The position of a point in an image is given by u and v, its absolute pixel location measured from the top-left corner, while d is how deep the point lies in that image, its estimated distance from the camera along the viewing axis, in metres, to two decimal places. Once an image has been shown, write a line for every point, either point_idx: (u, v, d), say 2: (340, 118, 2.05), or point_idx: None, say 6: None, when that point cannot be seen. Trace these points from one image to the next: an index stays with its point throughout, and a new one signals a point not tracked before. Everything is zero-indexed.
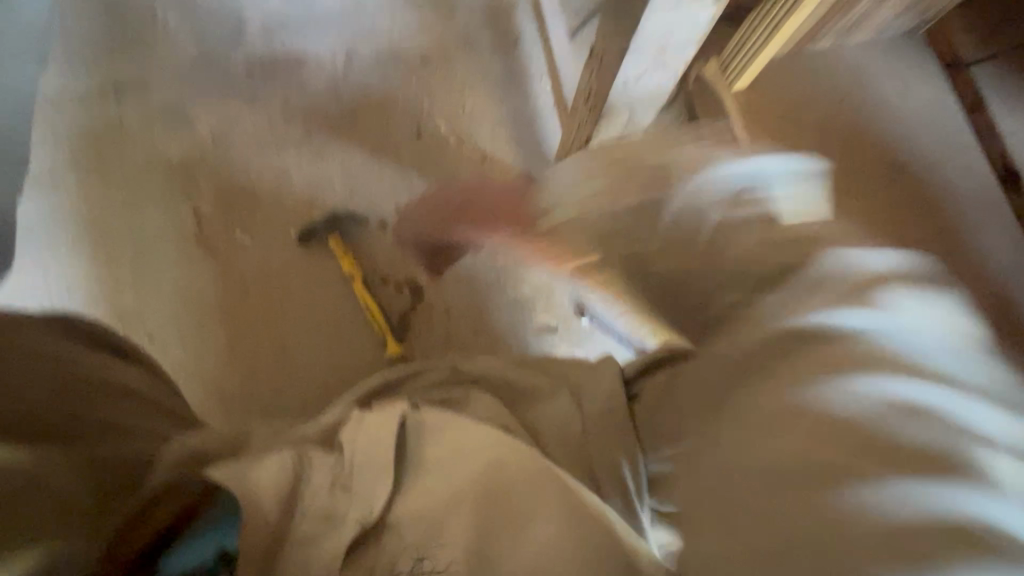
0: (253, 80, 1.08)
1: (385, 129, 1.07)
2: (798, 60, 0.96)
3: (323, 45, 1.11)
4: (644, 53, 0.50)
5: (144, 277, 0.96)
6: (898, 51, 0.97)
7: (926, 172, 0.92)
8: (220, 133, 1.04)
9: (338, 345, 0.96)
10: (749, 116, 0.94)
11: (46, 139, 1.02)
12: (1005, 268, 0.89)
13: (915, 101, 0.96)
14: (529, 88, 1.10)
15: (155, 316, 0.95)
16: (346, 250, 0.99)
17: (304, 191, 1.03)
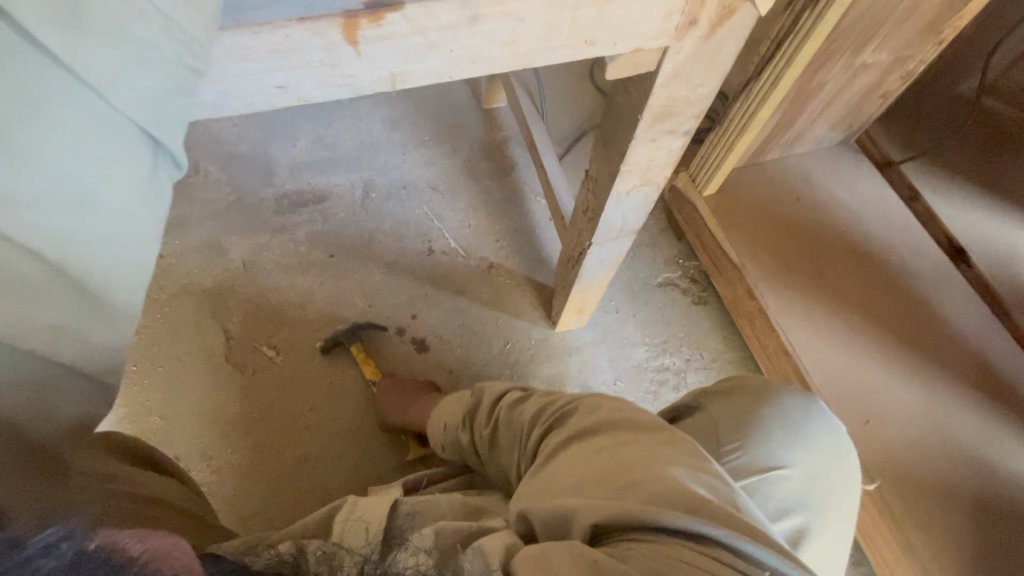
0: (282, 214, 1.22)
1: (400, 247, 1.19)
2: (755, 168, 1.13)
3: (344, 181, 1.27)
4: (631, 174, 0.61)
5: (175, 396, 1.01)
6: (837, 156, 1.15)
7: (884, 252, 1.05)
8: (251, 260, 1.15)
9: (362, 449, 0.98)
10: (721, 217, 1.08)
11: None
12: (977, 333, 0.97)
13: (860, 195, 1.11)
14: (526, 205, 1.25)
15: (183, 433, 0.98)
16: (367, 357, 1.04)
17: (327, 306, 1.11)
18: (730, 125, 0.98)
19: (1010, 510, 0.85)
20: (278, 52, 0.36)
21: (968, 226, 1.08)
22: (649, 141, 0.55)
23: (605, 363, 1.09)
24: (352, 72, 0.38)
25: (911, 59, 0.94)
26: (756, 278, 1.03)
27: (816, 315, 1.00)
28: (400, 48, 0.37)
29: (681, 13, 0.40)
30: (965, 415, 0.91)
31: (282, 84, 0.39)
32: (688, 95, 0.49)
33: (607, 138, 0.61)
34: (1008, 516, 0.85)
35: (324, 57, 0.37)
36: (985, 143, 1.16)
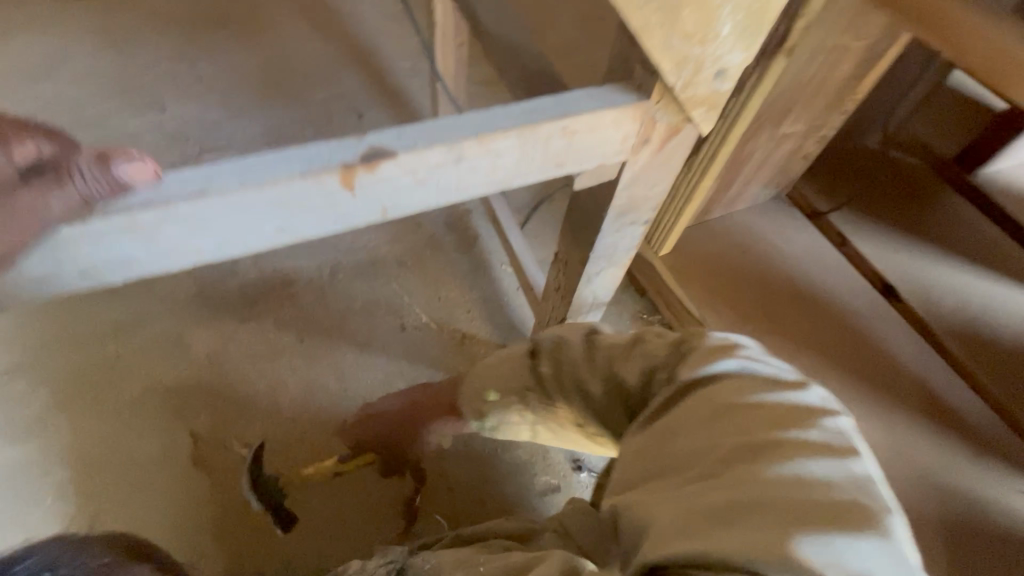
0: (247, 302, 1.20)
1: (372, 325, 1.20)
2: (703, 226, 1.22)
3: (309, 263, 1.27)
4: (599, 259, 0.66)
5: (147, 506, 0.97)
6: (773, 209, 1.26)
7: (826, 295, 1.14)
8: (217, 353, 1.12)
9: (353, 540, 0.96)
10: (678, 275, 1.17)
11: (45, 387, 1.05)
12: (915, 362, 1.07)
13: (798, 244, 1.22)
14: (493, 274, 1.29)
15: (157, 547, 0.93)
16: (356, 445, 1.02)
17: (300, 394, 1.09)
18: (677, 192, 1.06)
19: (970, 528, 0.92)
20: (280, 202, 0.38)
21: (893, 263, 1.20)
22: (614, 231, 0.60)
23: None
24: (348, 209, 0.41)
25: (824, 126, 1.07)
26: (716, 329, 1.10)
27: (775, 359, 1.06)
28: (392, 185, 0.40)
29: (636, 136, 0.45)
30: (919, 441, 0.99)
31: (282, 228, 0.41)
32: (646, 194, 0.55)
33: (574, 227, 0.66)
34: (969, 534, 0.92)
35: (322, 201, 0.39)
36: (894, 190, 1.31)
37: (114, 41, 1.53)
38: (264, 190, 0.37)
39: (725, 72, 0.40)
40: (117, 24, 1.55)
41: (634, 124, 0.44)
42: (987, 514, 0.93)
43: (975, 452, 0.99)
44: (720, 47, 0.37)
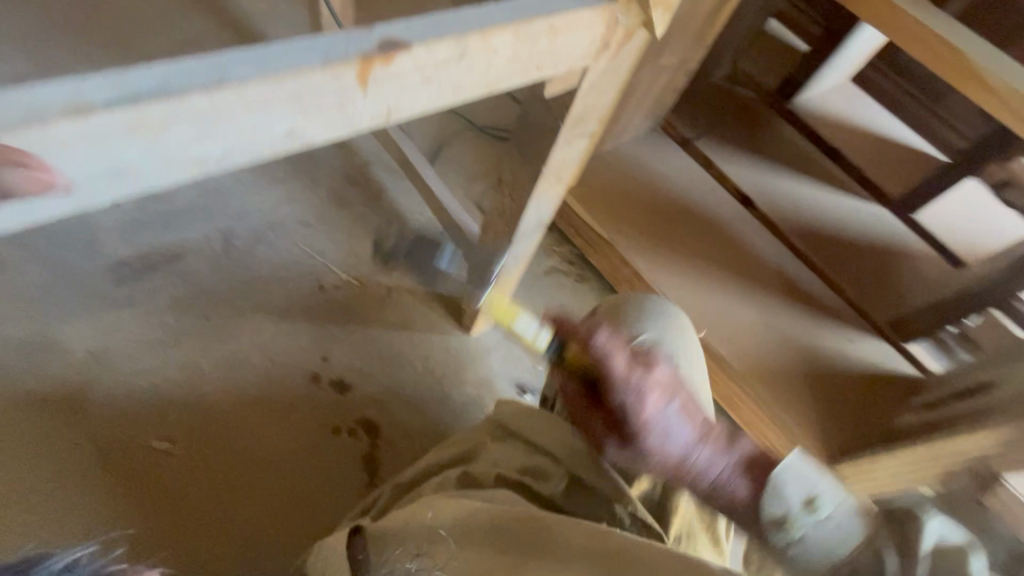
0: (126, 285, 1.03)
1: (287, 292, 1.11)
2: (598, 158, 1.33)
3: (196, 235, 1.13)
4: (548, 176, 0.70)
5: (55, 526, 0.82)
6: (652, 141, 1.42)
7: (703, 210, 1.34)
8: (100, 347, 0.96)
9: (319, 507, 0.93)
10: (584, 204, 1.26)
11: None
12: (773, 255, 1.31)
13: (676, 169, 1.39)
14: (407, 225, 1.26)
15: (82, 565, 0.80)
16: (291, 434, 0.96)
17: (220, 374, 0.99)
18: None
19: (830, 367, 1.18)
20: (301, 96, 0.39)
21: (747, 178, 1.44)
22: (566, 143, 0.65)
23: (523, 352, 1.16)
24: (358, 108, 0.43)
25: (690, 59, 1.22)
26: (624, 247, 1.22)
27: (674, 265, 1.24)
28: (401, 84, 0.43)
29: (599, 39, 0.51)
30: (785, 314, 1.23)
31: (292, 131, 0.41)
32: (598, 105, 0.60)
33: (523, 147, 0.69)
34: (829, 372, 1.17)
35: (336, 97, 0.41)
36: (738, 118, 1.55)
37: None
38: (285, 82, 0.37)
39: None
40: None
41: (599, 27, 0.49)
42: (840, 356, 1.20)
43: (824, 316, 1.24)
44: None
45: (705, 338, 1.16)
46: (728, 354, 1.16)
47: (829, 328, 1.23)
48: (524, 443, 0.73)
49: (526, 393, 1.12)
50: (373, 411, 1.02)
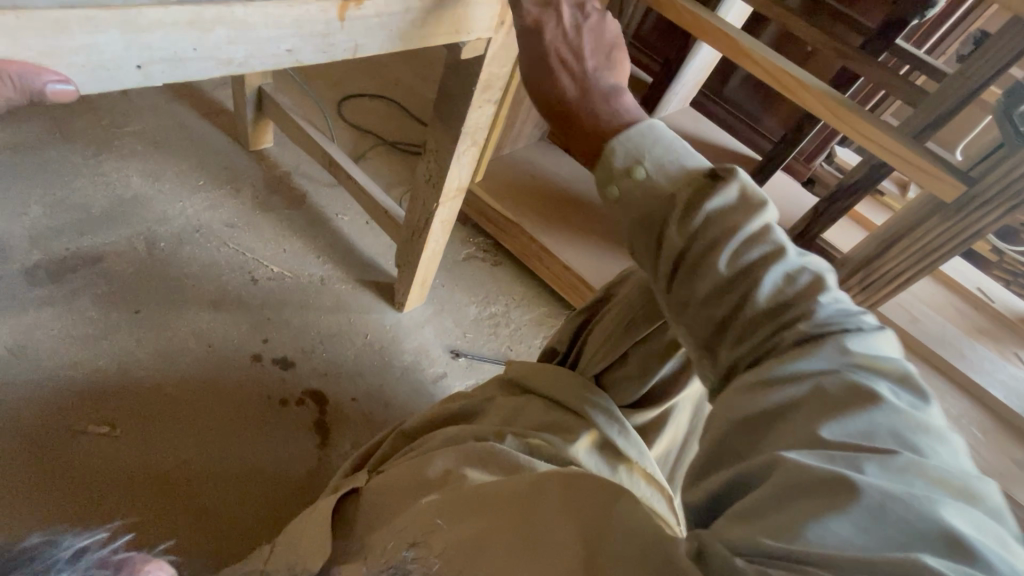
0: (42, 287, 1.02)
1: (220, 285, 1.15)
2: (500, 159, 1.53)
3: (117, 238, 1.13)
4: (465, 136, 0.88)
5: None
6: (544, 147, 1.67)
7: None
8: (20, 344, 0.94)
9: (273, 468, 0.96)
10: (494, 194, 1.44)
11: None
12: None
13: (566, 168, 1.65)
14: (332, 223, 1.36)
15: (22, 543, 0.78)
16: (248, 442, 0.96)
17: (157, 361, 1.00)
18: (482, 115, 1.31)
19: None
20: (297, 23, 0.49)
21: None
22: (478, 106, 0.83)
23: (452, 323, 1.30)
24: (338, 42, 0.54)
25: None
26: (531, 227, 1.41)
27: (575, 239, 1.42)
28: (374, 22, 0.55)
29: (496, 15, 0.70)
30: None
31: (291, 48, 0.50)
32: (499, 72, 0.79)
33: (443, 115, 0.87)
34: None
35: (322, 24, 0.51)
36: None
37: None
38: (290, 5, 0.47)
39: None
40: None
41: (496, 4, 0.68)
42: None
43: None
44: None
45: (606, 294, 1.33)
46: None
47: None
48: (535, 402, 0.72)
49: (459, 355, 1.25)
50: (318, 382, 1.09)
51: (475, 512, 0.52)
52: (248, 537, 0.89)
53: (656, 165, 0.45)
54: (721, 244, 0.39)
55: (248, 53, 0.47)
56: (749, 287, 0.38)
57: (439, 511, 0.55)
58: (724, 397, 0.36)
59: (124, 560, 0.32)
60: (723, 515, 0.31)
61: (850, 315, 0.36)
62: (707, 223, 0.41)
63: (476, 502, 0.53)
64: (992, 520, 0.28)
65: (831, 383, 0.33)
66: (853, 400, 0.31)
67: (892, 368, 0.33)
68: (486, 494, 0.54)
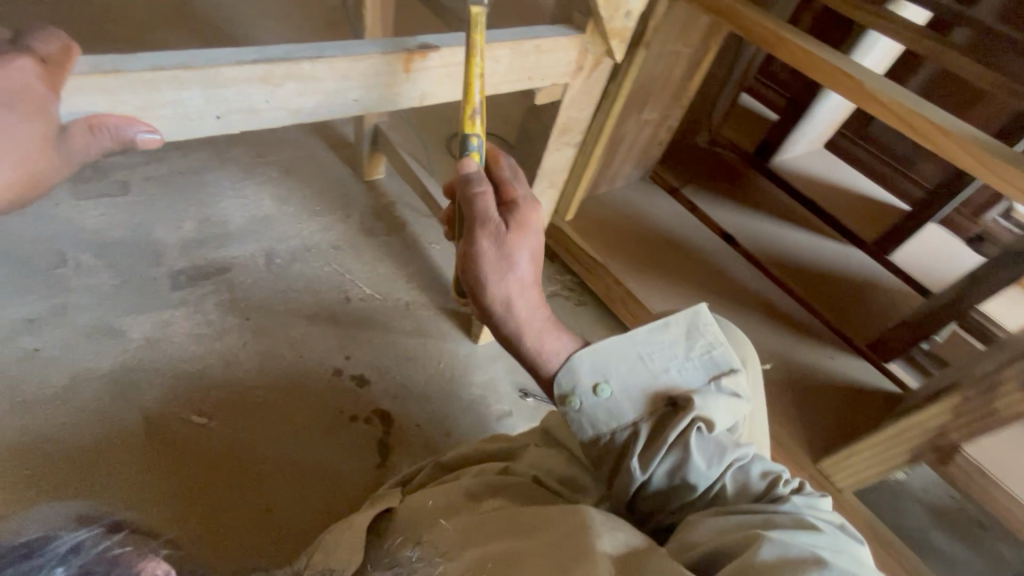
0: (180, 288, 1.20)
1: (318, 300, 1.26)
2: (594, 199, 1.51)
3: (244, 252, 1.30)
4: (542, 178, 0.87)
5: (106, 478, 0.93)
6: (643, 189, 1.61)
7: (688, 245, 1.49)
8: (155, 336, 1.10)
9: (335, 478, 1.01)
10: (583, 235, 1.41)
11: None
12: (755, 283, 1.44)
13: (663, 211, 1.57)
14: (425, 251, 1.43)
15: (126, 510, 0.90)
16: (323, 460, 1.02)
17: (256, 365, 1.11)
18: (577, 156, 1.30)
19: (814, 382, 1.25)
20: (361, 77, 0.52)
21: (730, 219, 1.61)
22: (554, 149, 0.82)
23: None
24: (402, 94, 0.56)
25: (667, 119, 1.45)
26: (618, 270, 1.35)
27: (662, 288, 1.35)
28: (438, 75, 0.57)
29: (575, 62, 0.69)
30: (769, 334, 1.33)
31: (358, 99, 0.53)
32: (578, 117, 0.78)
33: (520, 156, 0.87)
34: (814, 388, 1.23)
35: (385, 76, 0.53)
36: (720, 172, 1.76)
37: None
38: (355, 59, 0.50)
39: (629, 13, 0.64)
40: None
41: (572, 52, 0.67)
42: (823, 375, 1.27)
43: (809, 338, 1.34)
44: None
45: None
46: None
47: (809, 344, 1.33)
48: (561, 451, 0.69)
49: (528, 395, 1.22)
50: (387, 404, 1.13)
51: (494, 531, 0.53)
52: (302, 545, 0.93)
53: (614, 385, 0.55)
54: (659, 434, 0.52)
55: (317, 103, 0.51)
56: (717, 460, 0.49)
57: (459, 527, 0.57)
58: (683, 539, 0.46)
59: (121, 559, 0.31)
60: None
61: (763, 469, 0.50)
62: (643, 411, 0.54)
63: (508, 525, 0.53)
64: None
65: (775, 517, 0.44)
66: (794, 521, 0.43)
67: (831, 518, 0.46)
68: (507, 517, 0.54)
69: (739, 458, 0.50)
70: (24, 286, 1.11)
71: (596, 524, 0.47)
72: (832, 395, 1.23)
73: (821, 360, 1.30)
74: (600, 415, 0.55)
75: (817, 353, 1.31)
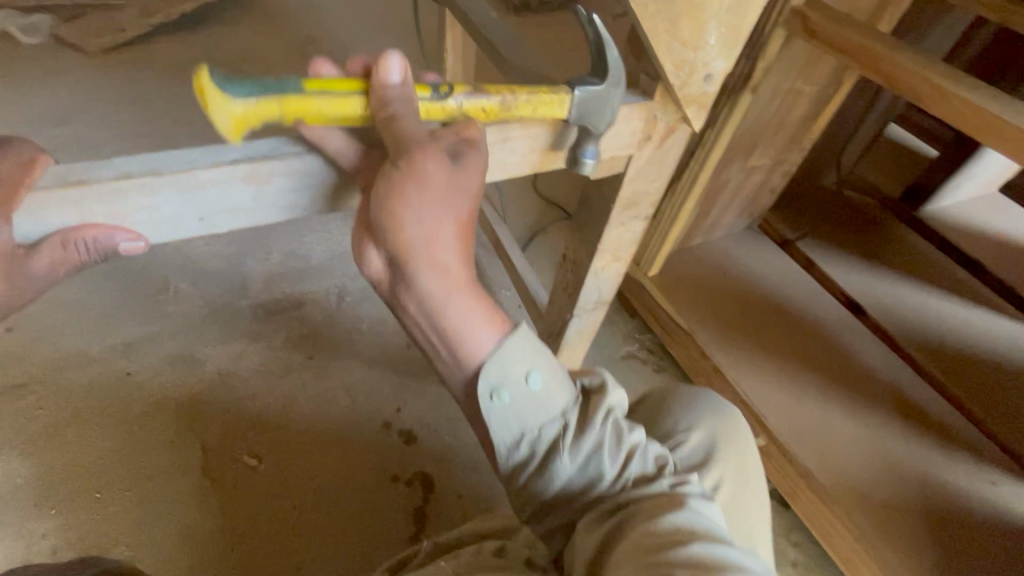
0: (258, 321, 1.24)
1: (380, 344, 1.24)
2: (686, 251, 1.33)
3: (320, 288, 1.33)
4: (604, 253, 0.74)
5: (158, 513, 0.97)
6: (748, 240, 1.39)
7: (800, 313, 1.24)
8: (227, 370, 1.16)
9: (361, 552, 0.96)
10: (668, 294, 1.24)
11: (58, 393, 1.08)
12: (886, 368, 1.16)
13: (771, 268, 1.34)
14: (494, 298, 1.37)
15: (157, 559, 0.91)
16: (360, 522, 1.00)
17: (310, 408, 1.12)
18: (665, 207, 1.14)
19: (961, 516, 0.96)
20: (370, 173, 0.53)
21: (858, 283, 1.33)
22: (618, 224, 0.70)
23: None
24: None
25: (783, 163, 1.23)
26: (706, 340, 1.16)
27: (761, 366, 1.13)
28: None
29: (640, 131, 0.56)
30: (902, 440, 1.05)
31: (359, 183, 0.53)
32: (648, 190, 0.65)
33: (580, 226, 0.75)
34: (959, 524, 0.95)
35: None
36: (851, 221, 1.47)
37: (145, 105, 1.72)
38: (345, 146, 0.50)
39: (711, 77, 0.50)
40: (150, 91, 1.76)
41: (637, 120, 0.55)
42: (976, 508, 0.98)
43: (960, 452, 1.04)
44: (707, 53, 0.47)
45: (791, 449, 1.01)
46: (819, 473, 0.99)
47: (958, 461, 1.03)
48: None
49: None
50: (431, 466, 1.07)
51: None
52: None
53: (518, 387, 0.51)
54: (561, 440, 0.52)
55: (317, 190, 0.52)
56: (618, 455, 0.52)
57: None
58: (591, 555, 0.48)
59: None
60: None
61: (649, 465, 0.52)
62: (551, 421, 0.52)
63: None
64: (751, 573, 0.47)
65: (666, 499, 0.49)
66: (681, 532, 0.45)
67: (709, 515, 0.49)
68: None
69: (626, 460, 0.52)
70: (128, 309, 1.22)
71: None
72: (986, 537, 0.95)
73: (974, 485, 1.00)
74: (524, 408, 0.52)
75: (972, 476, 1.01)
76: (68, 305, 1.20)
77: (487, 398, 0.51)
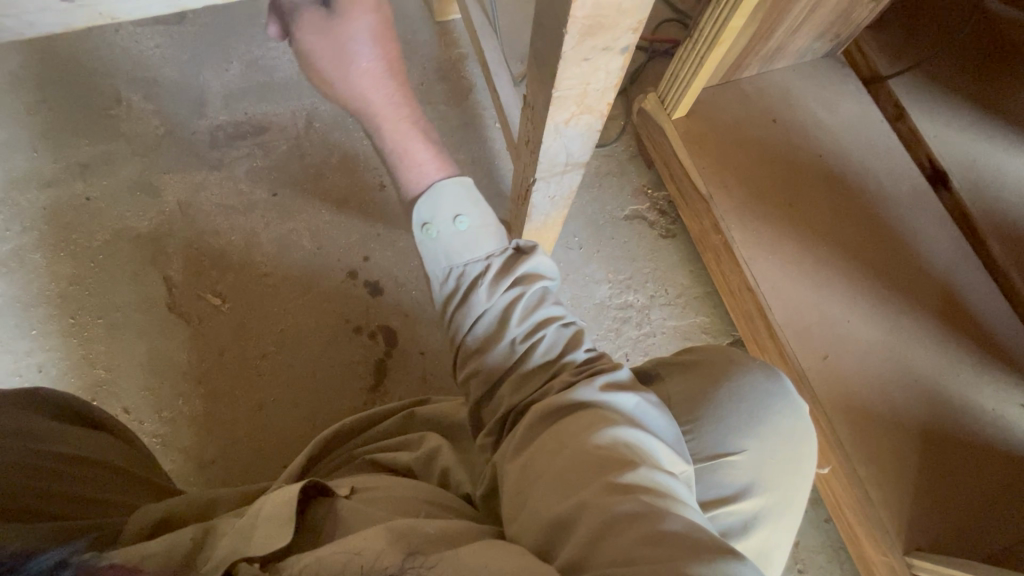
0: (218, 150, 1.11)
1: (351, 181, 1.11)
2: (731, 86, 1.03)
3: (284, 110, 1.14)
4: (567, 101, 0.52)
5: (131, 338, 0.99)
6: (821, 73, 1.05)
7: (861, 180, 0.98)
8: (187, 201, 1.08)
9: (317, 406, 0.98)
10: (692, 144, 0.99)
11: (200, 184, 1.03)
12: (948, 262, 0.92)
13: (842, 117, 1.02)
14: (484, 134, 1.15)
15: (131, 401, 0.96)
16: (321, 365, 1.00)
17: (273, 249, 1.06)
18: (708, 18, 0.83)
19: (973, 441, 0.82)
20: None
21: (956, 146, 1.00)
22: (581, 60, 0.47)
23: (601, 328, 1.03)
24: None
25: None
26: (723, 210, 0.96)
27: (783, 246, 0.94)
28: None
29: None
30: (930, 348, 0.87)
31: None
32: (620, 3, 0.42)
33: (538, 55, 0.52)
34: (966, 450, 0.82)
35: None
36: (984, 53, 1.05)
37: None
38: None
39: None
40: None
41: None
42: (997, 434, 0.82)
43: (1006, 372, 0.85)
44: None
45: (790, 346, 0.87)
46: (812, 376, 0.86)
47: (997, 384, 0.85)
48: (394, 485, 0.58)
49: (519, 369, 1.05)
50: (396, 321, 1.04)
51: (390, 511, 0.54)
52: (276, 448, 0.95)
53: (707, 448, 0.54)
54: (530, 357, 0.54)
55: None
56: (524, 333, 0.55)
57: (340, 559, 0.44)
58: (551, 454, 0.47)
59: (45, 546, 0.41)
60: (580, 533, 0.41)
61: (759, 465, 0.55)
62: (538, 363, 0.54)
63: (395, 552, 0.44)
64: (776, 468, 0.55)
65: (613, 405, 0.50)
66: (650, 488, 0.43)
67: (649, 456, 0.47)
68: (433, 521, 0.49)
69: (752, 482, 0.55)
70: (75, 125, 1.10)
71: (542, 492, 0.45)
72: (1002, 467, 0.81)
73: (1007, 410, 0.83)
74: (451, 245, 0.61)
75: (1010, 394, 0.84)
76: (13, 114, 1.08)
77: (416, 228, 0.63)
